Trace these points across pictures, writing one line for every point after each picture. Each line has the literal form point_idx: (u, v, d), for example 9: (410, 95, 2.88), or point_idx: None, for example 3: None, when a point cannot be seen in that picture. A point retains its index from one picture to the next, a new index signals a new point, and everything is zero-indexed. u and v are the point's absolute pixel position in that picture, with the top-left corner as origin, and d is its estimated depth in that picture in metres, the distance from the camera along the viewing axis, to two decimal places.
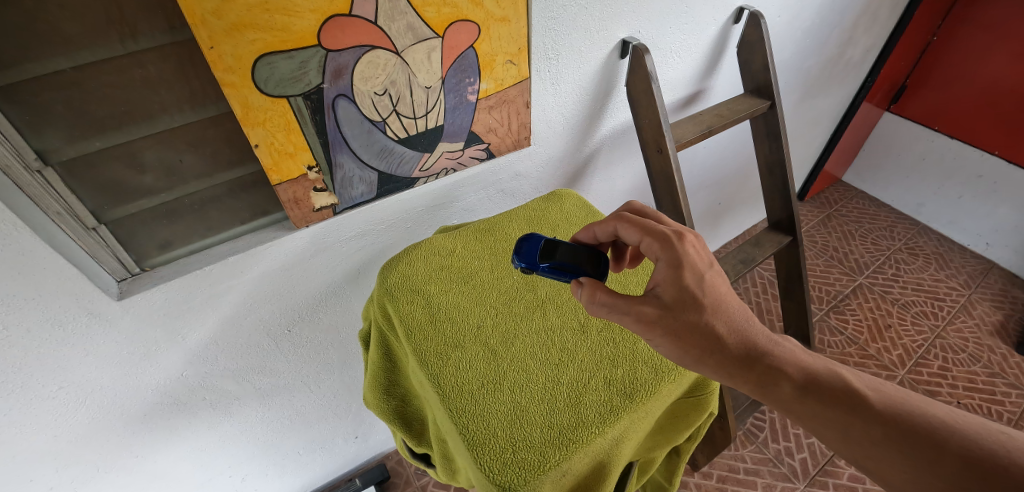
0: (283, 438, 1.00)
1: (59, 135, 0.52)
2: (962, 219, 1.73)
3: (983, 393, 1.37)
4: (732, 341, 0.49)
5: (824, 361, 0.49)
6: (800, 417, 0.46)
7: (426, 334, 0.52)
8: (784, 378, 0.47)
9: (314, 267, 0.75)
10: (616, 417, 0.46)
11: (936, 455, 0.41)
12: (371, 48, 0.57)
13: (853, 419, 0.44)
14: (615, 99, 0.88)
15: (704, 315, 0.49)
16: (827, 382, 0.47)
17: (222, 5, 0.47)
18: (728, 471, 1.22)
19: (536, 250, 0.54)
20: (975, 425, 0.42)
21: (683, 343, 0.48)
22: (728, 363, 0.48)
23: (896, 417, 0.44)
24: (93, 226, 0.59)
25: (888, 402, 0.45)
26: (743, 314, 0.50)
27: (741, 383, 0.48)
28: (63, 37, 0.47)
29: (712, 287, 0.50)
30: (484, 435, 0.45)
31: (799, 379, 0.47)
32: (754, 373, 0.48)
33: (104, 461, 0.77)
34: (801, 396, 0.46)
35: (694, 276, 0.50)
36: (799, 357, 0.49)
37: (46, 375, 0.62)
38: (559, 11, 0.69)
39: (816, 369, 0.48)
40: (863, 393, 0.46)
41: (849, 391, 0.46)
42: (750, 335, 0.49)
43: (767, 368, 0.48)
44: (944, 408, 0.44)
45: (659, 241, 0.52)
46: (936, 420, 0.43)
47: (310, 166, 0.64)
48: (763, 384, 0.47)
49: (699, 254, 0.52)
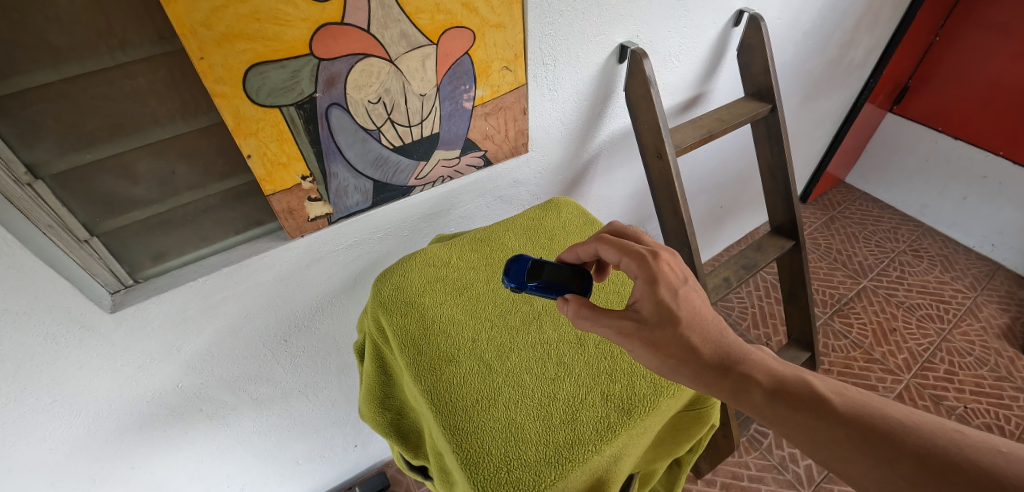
0: (282, 447, 0.99)
1: (49, 147, 0.51)
2: (968, 220, 1.71)
3: (990, 397, 1.35)
4: (706, 351, 0.48)
5: (793, 368, 0.48)
6: (772, 422, 0.45)
7: (420, 348, 0.51)
8: (755, 384, 0.46)
9: (310, 277, 0.75)
10: (613, 434, 0.45)
11: (891, 453, 0.40)
12: (363, 56, 0.56)
13: (818, 422, 0.43)
14: (613, 105, 0.87)
15: (680, 328, 0.48)
16: (794, 389, 0.46)
17: (211, 15, 0.46)
18: (732, 478, 1.21)
19: (528, 268, 0.53)
20: (932, 424, 0.41)
21: (665, 353, 0.48)
22: (700, 372, 0.47)
23: (858, 419, 0.43)
24: (86, 238, 0.57)
25: (851, 404, 0.44)
26: (718, 326, 0.50)
27: (717, 392, 0.47)
28: (50, 49, 0.46)
29: (687, 302, 0.50)
30: (480, 453, 0.44)
31: (769, 385, 0.46)
32: (727, 382, 0.47)
33: (100, 474, 0.76)
34: (771, 402, 0.45)
35: (669, 293, 0.50)
36: (770, 365, 0.48)
37: (40, 388, 0.61)
38: (555, 17, 0.68)
39: (785, 376, 0.47)
40: (826, 398, 0.45)
41: (814, 397, 0.45)
42: (723, 344, 0.49)
43: (739, 376, 0.47)
44: (903, 408, 0.43)
45: (635, 258, 0.52)
46: (893, 420, 0.42)
47: (304, 175, 0.63)
48: (736, 391, 0.46)
49: (674, 270, 0.51)
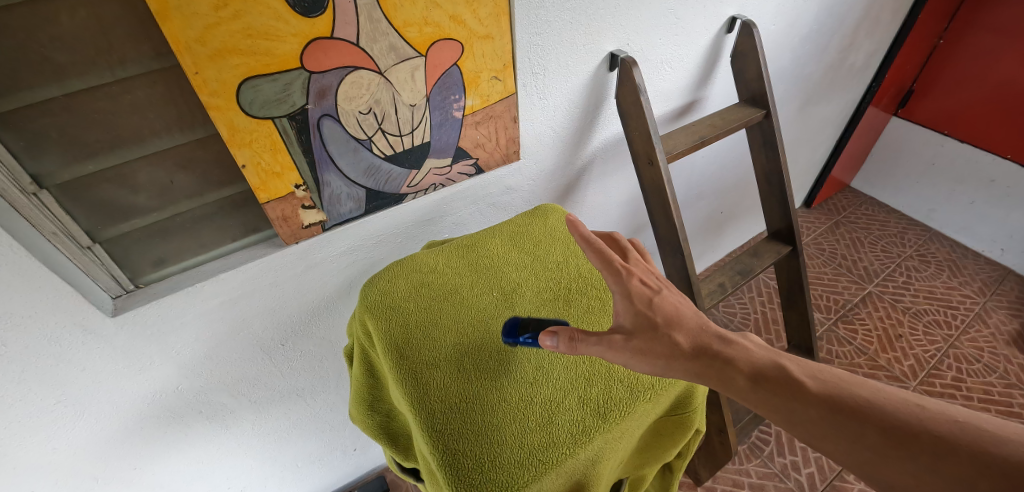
0: (283, 450, 1.01)
1: (53, 158, 0.53)
2: (976, 225, 1.69)
3: (999, 405, 1.31)
4: (686, 345, 0.49)
5: (769, 352, 0.49)
6: (750, 403, 0.47)
7: (403, 351, 0.52)
8: (733, 369, 0.47)
9: (304, 283, 0.76)
10: (587, 437, 0.46)
11: (858, 426, 0.42)
12: (354, 69, 0.58)
13: (792, 402, 0.45)
14: (605, 113, 0.88)
15: (659, 332, 0.50)
16: (770, 373, 0.47)
17: (205, 32, 0.48)
18: (733, 486, 1.19)
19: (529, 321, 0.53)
20: (894, 398, 0.43)
21: (653, 359, 0.49)
22: (681, 366, 0.48)
23: (829, 397, 0.44)
24: (88, 245, 0.59)
25: (823, 385, 0.45)
26: (699, 323, 0.51)
27: (698, 378, 0.48)
28: (54, 66, 0.49)
29: (663, 308, 0.51)
30: (457, 454, 0.45)
31: (746, 369, 0.47)
32: (708, 369, 0.48)
33: (103, 474, 0.79)
34: (749, 386, 0.46)
35: (644, 304, 0.51)
36: (751, 353, 0.49)
37: (44, 389, 0.63)
38: (543, 27, 0.70)
39: (764, 362, 0.48)
40: (801, 380, 0.46)
41: (788, 379, 0.46)
42: (704, 335, 0.50)
43: (720, 364, 0.48)
44: (869, 384, 0.44)
45: (611, 272, 0.52)
46: (861, 397, 0.43)
47: (298, 184, 0.65)
48: (716, 378, 0.47)
49: (645, 282, 0.53)
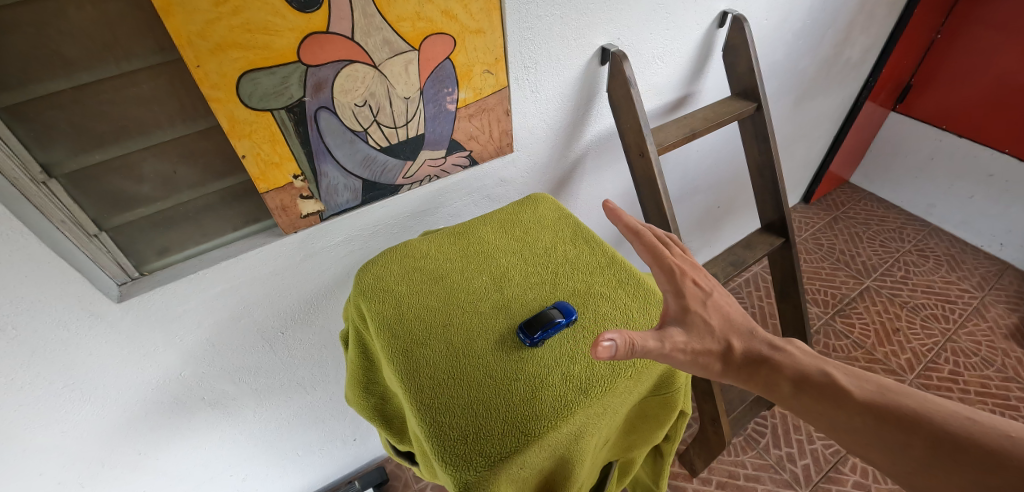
0: (284, 438, 1.04)
1: (61, 149, 0.56)
2: (975, 220, 1.69)
3: (996, 398, 1.32)
4: (739, 351, 0.55)
5: (817, 361, 0.55)
6: (800, 410, 0.53)
7: (395, 331, 0.55)
8: (782, 377, 0.54)
9: (304, 272, 0.79)
10: (570, 411, 0.48)
11: (905, 437, 0.47)
12: (349, 62, 0.60)
13: (839, 410, 0.51)
14: (597, 106, 0.90)
15: (714, 334, 0.55)
16: (817, 381, 0.53)
17: (206, 27, 0.51)
18: (728, 477, 1.21)
19: (522, 326, 0.53)
20: (944, 411, 0.48)
21: (709, 360, 0.53)
22: (736, 373, 0.54)
23: (877, 406, 0.50)
24: (95, 233, 0.62)
25: (871, 395, 0.51)
26: (747, 326, 0.57)
27: (751, 385, 0.55)
28: (63, 59, 0.51)
29: (715, 309, 0.56)
30: (443, 426, 0.47)
31: (794, 377, 0.54)
32: (759, 377, 0.54)
33: (109, 459, 0.81)
34: (796, 393, 0.53)
35: (698, 304, 0.56)
36: (798, 360, 0.55)
37: (53, 372, 0.66)
38: (534, 22, 0.72)
39: (810, 369, 0.54)
40: (848, 389, 0.51)
41: (836, 388, 0.52)
42: (755, 341, 0.56)
43: (770, 371, 0.54)
44: (918, 396, 0.49)
45: (665, 273, 0.56)
46: (909, 408, 0.49)
47: (295, 175, 0.67)
48: (767, 385, 0.54)
49: (698, 282, 0.57)
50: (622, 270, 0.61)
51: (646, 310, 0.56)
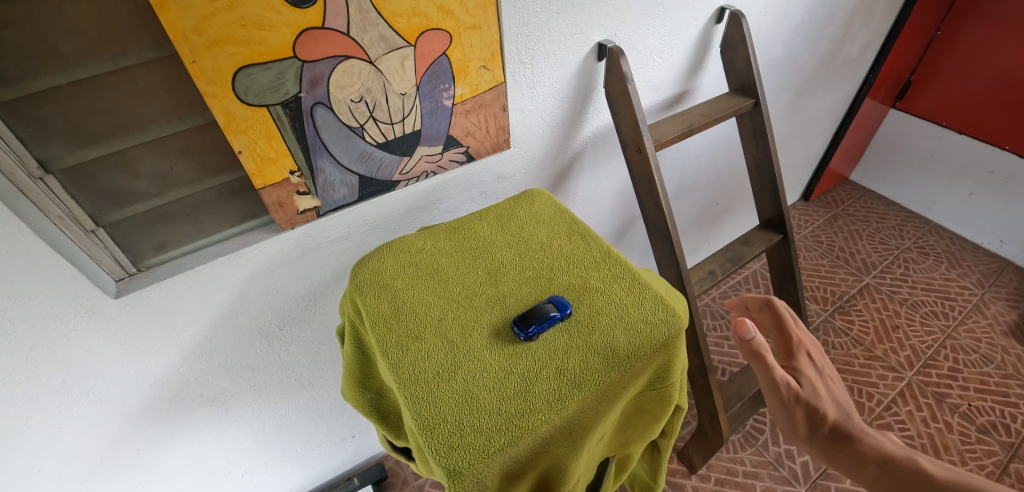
0: (282, 435, 1.04)
1: (58, 145, 0.56)
2: (975, 217, 1.68)
3: (995, 395, 1.31)
4: (830, 421, 0.57)
5: (911, 453, 0.52)
6: None
7: (390, 325, 0.55)
8: (867, 458, 0.53)
9: (301, 268, 0.79)
10: (563, 405, 0.48)
11: None
12: (344, 58, 0.60)
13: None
14: (594, 102, 0.90)
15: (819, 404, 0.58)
16: (904, 468, 0.51)
17: (202, 22, 0.51)
18: (727, 473, 1.21)
19: (517, 320, 0.53)
20: None
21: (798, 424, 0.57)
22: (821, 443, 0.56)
23: None
24: (92, 228, 0.62)
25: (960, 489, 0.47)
26: (850, 410, 0.58)
27: (835, 461, 0.55)
28: (59, 55, 0.51)
29: (821, 385, 0.60)
30: (436, 419, 0.47)
31: (878, 460, 0.53)
32: (843, 453, 0.55)
33: (107, 455, 0.81)
34: (882, 475, 0.52)
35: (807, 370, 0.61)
36: (888, 447, 0.53)
37: (52, 368, 0.66)
38: (530, 17, 0.72)
39: (899, 457, 0.52)
40: (932, 474, 0.49)
41: (921, 475, 0.49)
42: (853, 423, 0.57)
43: (852, 448, 0.54)
44: None
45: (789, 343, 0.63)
46: None
47: (292, 170, 0.67)
48: (852, 463, 0.54)
49: (813, 356, 0.62)
50: (617, 264, 0.61)
51: (641, 303, 0.56)
